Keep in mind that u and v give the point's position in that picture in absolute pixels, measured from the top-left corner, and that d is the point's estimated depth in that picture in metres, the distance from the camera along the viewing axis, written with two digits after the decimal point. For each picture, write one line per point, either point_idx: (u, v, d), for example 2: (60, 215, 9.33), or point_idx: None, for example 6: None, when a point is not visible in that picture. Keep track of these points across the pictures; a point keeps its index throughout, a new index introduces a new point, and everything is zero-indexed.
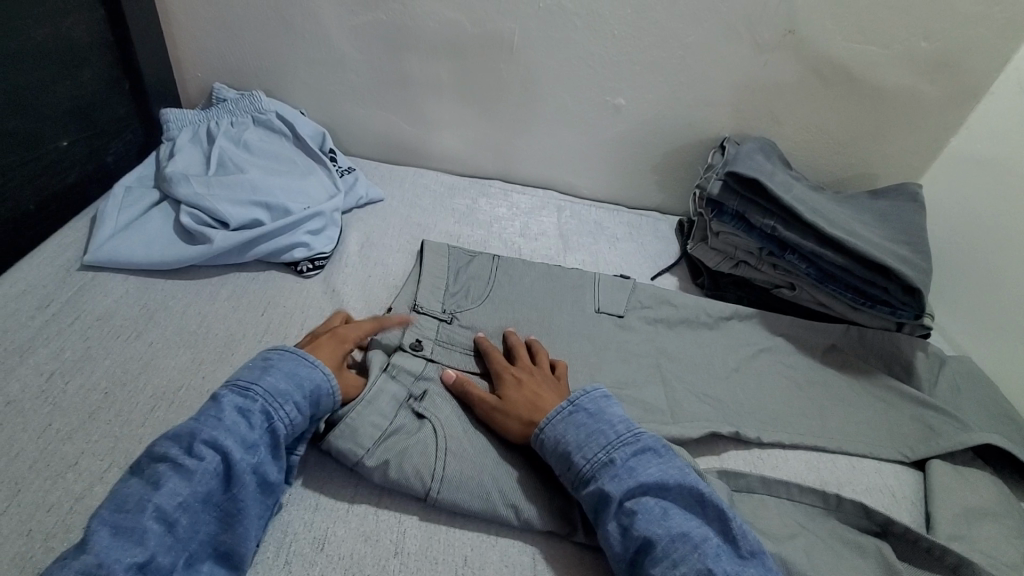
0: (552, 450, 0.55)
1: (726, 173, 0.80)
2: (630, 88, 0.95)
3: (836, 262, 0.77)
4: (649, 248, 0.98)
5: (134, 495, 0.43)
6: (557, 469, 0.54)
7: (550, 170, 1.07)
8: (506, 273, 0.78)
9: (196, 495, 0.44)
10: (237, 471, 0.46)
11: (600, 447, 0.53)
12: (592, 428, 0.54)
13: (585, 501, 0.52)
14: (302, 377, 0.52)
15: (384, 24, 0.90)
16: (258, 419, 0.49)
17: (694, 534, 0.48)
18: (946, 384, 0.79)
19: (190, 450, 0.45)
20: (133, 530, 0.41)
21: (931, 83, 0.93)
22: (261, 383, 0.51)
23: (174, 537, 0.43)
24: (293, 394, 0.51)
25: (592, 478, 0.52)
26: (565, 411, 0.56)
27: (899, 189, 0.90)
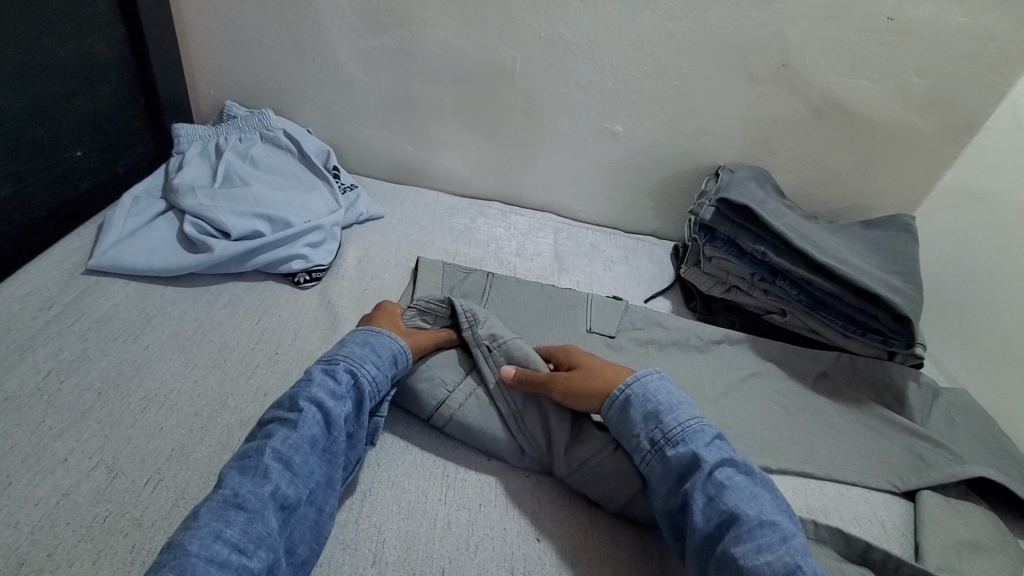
0: (642, 408, 0.57)
1: (718, 200, 0.82)
2: (627, 116, 0.98)
3: (825, 289, 0.77)
4: (644, 272, 0.99)
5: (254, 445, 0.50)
6: (642, 427, 0.56)
7: (549, 193, 1.09)
8: (500, 292, 0.80)
9: (303, 439, 0.51)
10: (334, 417, 0.53)
11: (692, 418, 0.56)
12: (683, 400, 0.58)
13: (670, 462, 0.54)
14: (373, 343, 0.61)
15: (392, 49, 0.94)
16: (345, 377, 0.56)
17: (780, 521, 0.48)
18: (940, 414, 0.78)
19: (293, 407, 0.53)
20: (258, 468, 0.48)
21: (922, 118, 0.95)
22: (342, 353, 0.58)
23: (291, 474, 0.49)
24: (369, 356, 0.59)
25: (682, 441, 0.54)
26: (656, 378, 0.60)
27: (892, 220, 0.91)
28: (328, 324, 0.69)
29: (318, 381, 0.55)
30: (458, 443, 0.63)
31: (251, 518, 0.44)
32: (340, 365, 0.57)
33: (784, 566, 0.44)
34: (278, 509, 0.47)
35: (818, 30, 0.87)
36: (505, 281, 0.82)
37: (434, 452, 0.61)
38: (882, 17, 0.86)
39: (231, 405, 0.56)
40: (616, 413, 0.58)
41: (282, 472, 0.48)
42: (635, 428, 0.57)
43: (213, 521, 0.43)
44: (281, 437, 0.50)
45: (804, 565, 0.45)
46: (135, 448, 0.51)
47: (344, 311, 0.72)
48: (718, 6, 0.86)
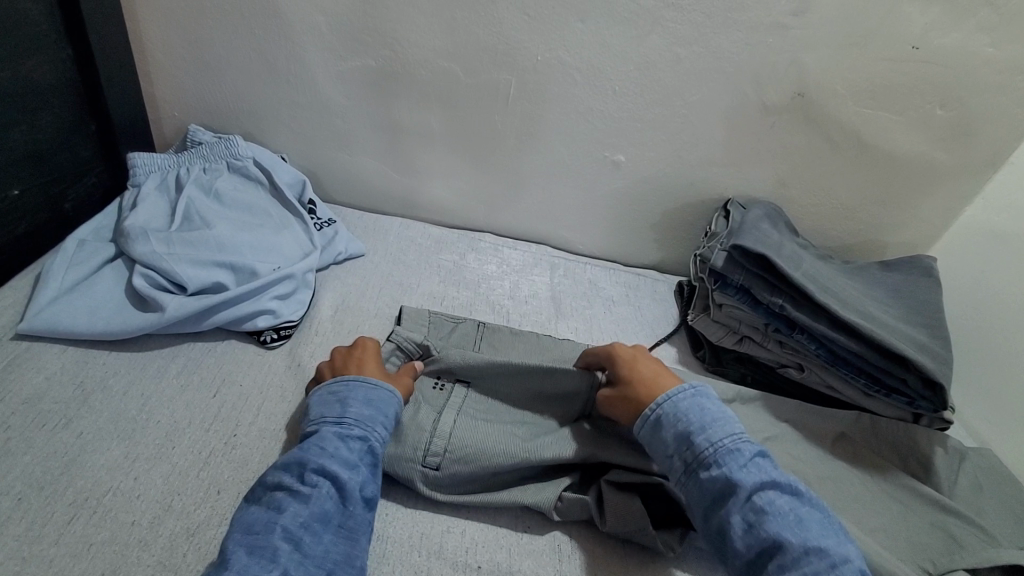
0: (674, 428, 0.54)
1: (731, 246, 0.75)
2: (630, 145, 0.91)
3: (848, 347, 0.71)
4: (647, 315, 0.92)
5: (260, 519, 0.44)
6: (674, 447, 0.54)
7: (545, 224, 1.02)
8: (492, 347, 0.73)
9: (315, 514, 0.45)
10: (348, 488, 0.48)
11: (728, 434, 0.52)
12: (717, 416, 0.54)
13: (703, 485, 0.51)
14: (382, 401, 0.55)
15: (374, 70, 0.86)
16: (357, 441, 0.51)
17: (828, 546, 0.45)
18: (969, 480, 0.72)
19: (302, 475, 0.48)
20: (265, 548, 0.42)
21: (945, 152, 0.88)
22: (350, 412, 0.53)
23: (302, 554, 0.43)
24: (377, 416, 0.54)
25: (715, 464, 0.51)
26: (689, 393, 0.57)
27: (912, 262, 0.85)
28: (296, 394, 0.60)
29: (330, 448, 0.50)
30: (443, 542, 0.55)
31: None
32: (351, 428, 0.52)
33: None
34: None
35: (837, 58, 0.81)
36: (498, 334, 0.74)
37: (416, 558, 0.53)
38: (906, 45, 0.79)
39: (176, 509, 0.48)
40: (649, 433, 0.56)
41: (293, 552, 0.43)
42: (669, 448, 0.54)
43: None
44: (291, 512, 0.45)
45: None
46: (56, 573, 0.43)
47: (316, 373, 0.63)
48: (730, 31, 0.79)
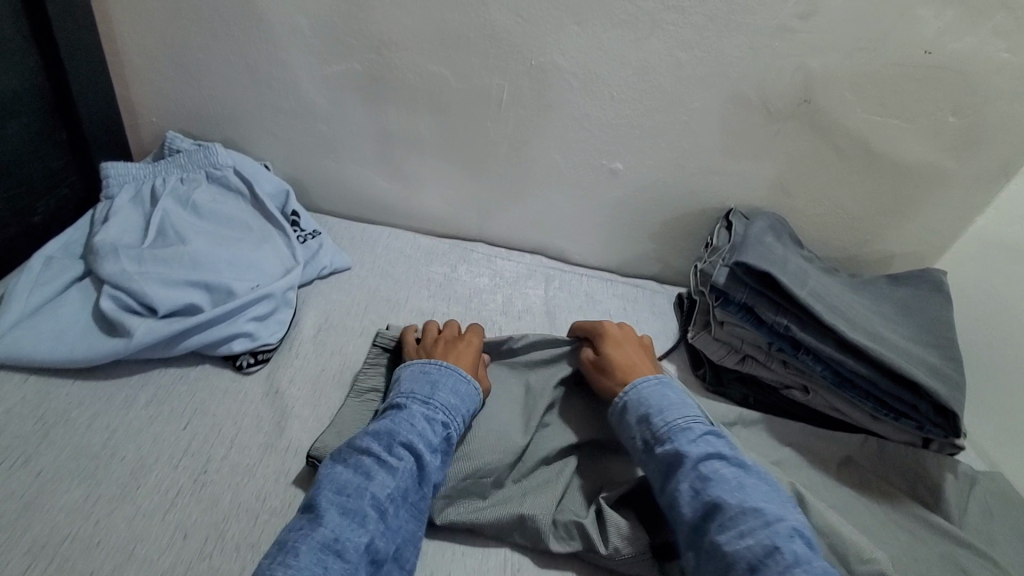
0: (636, 411, 0.60)
1: (733, 263, 0.71)
2: (628, 153, 0.87)
3: (857, 371, 0.67)
4: (645, 330, 0.88)
5: (352, 482, 0.49)
6: (637, 427, 0.59)
7: (539, 234, 0.98)
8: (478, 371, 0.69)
9: (401, 489, 0.50)
10: (427, 471, 0.52)
11: (683, 417, 0.58)
12: (676, 403, 0.60)
13: (658, 459, 0.56)
14: (465, 393, 0.60)
15: (361, 74, 0.82)
16: (441, 426, 0.55)
17: (766, 509, 0.49)
18: (982, 508, 0.68)
19: (391, 448, 0.52)
20: (357, 512, 0.47)
21: (957, 161, 0.84)
22: (437, 397, 0.57)
23: (385, 524, 0.48)
24: (461, 407, 0.58)
25: (669, 440, 0.56)
26: (654, 383, 0.62)
27: (922, 276, 0.82)
28: (272, 425, 0.57)
29: (419, 427, 0.54)
30: None
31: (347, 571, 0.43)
32: (437, 412, 0.56)
33: (763, 548, 0.46)
34: (369, 563, 0.45)
35: (846, 63, 0.77)
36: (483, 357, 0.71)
37: None
38: (919, 50, 0.75)
39: (139, 556, 0.45)
40: (617, 417, 0.62)
41: (378, 521, 0.47)
42: (632, 428, 0.60)
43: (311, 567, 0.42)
44: (380, 482, 0.49)
45: (784, 547, 0.46)
46: None
47: (295, 402, 0.60)
48: (734, 34, 0.75)
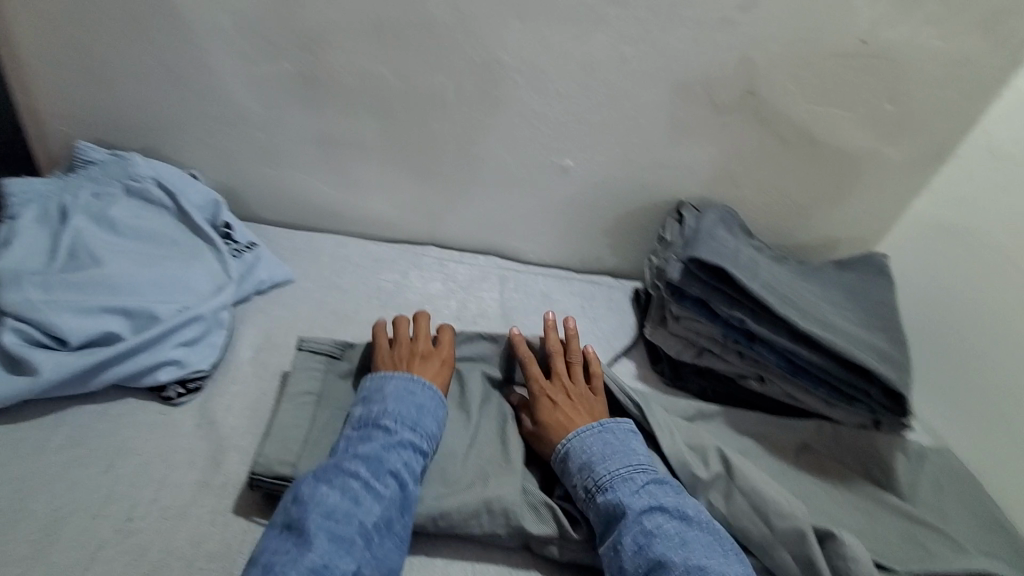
0: (575, 459, 0.60)
1: (687, 258, 0.71)
2: (577, 149, 0.85)
3: (809, 359, 0.68)
4: (604, 327, 0.87)
5: (341, 509, 0.51)
6: (578, 475, 0.60)
7: (492, 234, 0.95)
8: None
9: (387, 517, 0.52)
10: (410, 499, 0.55)
11: (625, 465, 0.59)
12: (617, 448, 0.61)
13: (598, 509, 0.57)
14: (444, 419, 0.63)
15: (294, 74, 0.77)
16: (423, 455, 0.58)
17: (708, 566, 0.52)
18: (928, 483, 0.71)
19: (379, 476, 0.54)
20: (345, 540, 0.50)
21: (894, 147, 0.87)
22: (422, 424, 0.59)
23: (371, 552, 0.50)
24: (438, 434, 0.60)
25: (611, 490, 0.57)
26: (594, 429, 0.62)
27: (865, 261, 0.84)
28: (206, 461, 0.56)
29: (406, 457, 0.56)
30: None
31: None
32: (421, 440, 0.58)
33: None
34: None
35: (788, 53, 0.77)
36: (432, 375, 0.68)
37: None
38: (854, 39, 0.76)
39: None
40: (558, 464, 0.62)
41: (365, 548, 0.50)
42: (573, 476, 0.60)
43: None
44: (368, 510, 0.52)
45: None
46: None
47: (229, 432, 0.59)
48: (677, 27, 0.74)
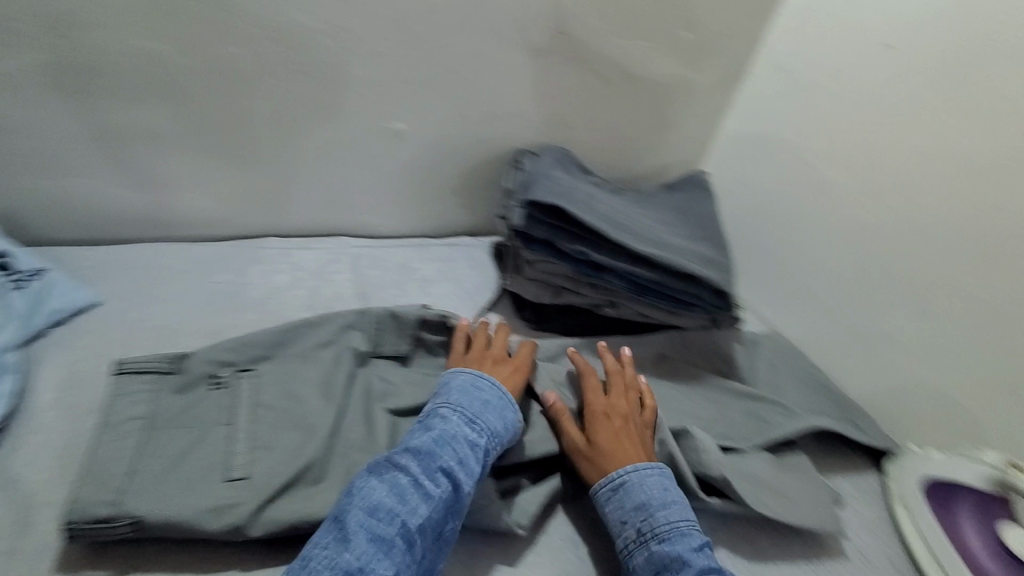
0: (632, 496, 0.58)
1: (526, 202, 0.73)
2: (404, 111, 0.82)
3: (649, 277, 0.74)
4: (467, 288, 0.88)
5: (386, 506, 0.50)
6: (630, 515, 0.57)
7: (336, 214, 0.90)
8: (281, 386, 0.63)
9: (432, 520, 0.51)
10: (460, 501, 0.53)
11: (684, 517, 0.57)
12: (672, 497, 0.58)
13: (652, 557, 0.54)
14: (512, 420, 0.61)
15: (49, 63, 0.66)
16: (482, 452, 0.56)
17: None
18: (763, 365, 0.81)
19: (431, 475, 0.53)
20: (385, 540, 0.49)
21: (698, 72, 0.94)
22: (483, 418, 0.59)
23: (413, 553, 0.49)
24: (504, 433, 0.59)
25: (668, 541, 0.55)
26: (654, 469, 0.60)
27: (688, 181, 0.91)
28: (10, 524, 0.52)
29: (462, 454, 0.55)
30: None
31: None
32: (482, 437, 0.57)
33: None
34: None
35: None
36: (285, 372, 0.64)
37: None
38: None
39: None
40: (606, 494, 0.59)
41: (407, 550, 0.49)
42: (622, 514, 0.57)
43: None
44: (414, 510, 0.51)
45: None
46: None
47: (36, 484, 0.55)
48: None
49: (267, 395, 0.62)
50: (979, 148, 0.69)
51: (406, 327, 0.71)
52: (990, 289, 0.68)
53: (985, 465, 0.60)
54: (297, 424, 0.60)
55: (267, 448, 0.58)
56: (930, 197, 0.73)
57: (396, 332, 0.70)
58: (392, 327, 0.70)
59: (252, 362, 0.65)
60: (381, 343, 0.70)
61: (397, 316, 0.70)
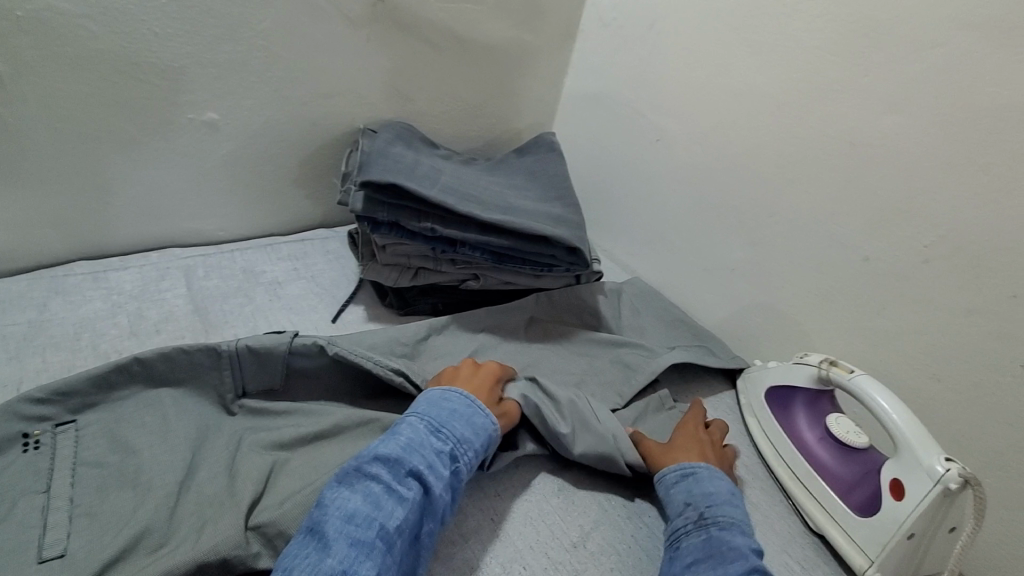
0: (702, 486, 0.55)
1: (361, 185, 0.68)
2: (216, 98, 0.73)
3: (504, 246, 0.73)
4: (323, 283, 0.82)
5: (363, 511, 0.44)
6: (694, 497, 0.54)
7: (158, 224, 0.79)
8: (114, 439, 0.53)
9: (410, 523, 0.46)
10: (435, 503, 0.48)
11: (745, 518, 0.53)
12: (736, 502, 0.54)
13: (705, 538, 0.50)
14: (480, 426, 0.56)
15: None
16: (450, 457, 0.51)
17: None
18: (628, 311, 0.85)
19: (403, 476, 0.48)
20: (366, 544, 0.43)
21: (531, 33, 0.94)
22: (449, 427, 0.53)
23: (392, 559, 0.44)
24: (474, 439, 0.54)
25: (728, 530, 0.51)
26: (717, 474, 0.57)
27: (537, 142, 0.92)
28: None
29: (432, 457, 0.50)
30: None
31: None
32: (448, 442, 0.52)
33: None
34: None
35: None
36: (121, 423, 0.54)
37: None
38: None
39: None
40: (673, 479, 0.57)
41: (386, 554, 0.44)
42: (687, 497, 0.55)
43: None
44: (390, 513, 0.45)
45: None
46: None
47: None
48: None
49: (96, 450, 0.52)
50: (774, 83, 0.75)
51: (273, 361, 0.60)
52: (800, 210, 0.75)
53: (812, 366, 0.67)
54: (133, 472, 0.51)
55: (92, 515, 0.47)
56: (743, 133, 0.79)
57: (261, 368, 0.60)
58: (255, 363, 0.60)
59: (72, 415, 0.54)
60: (246, 381, 0.60)
61: (259, 352, 0.59)
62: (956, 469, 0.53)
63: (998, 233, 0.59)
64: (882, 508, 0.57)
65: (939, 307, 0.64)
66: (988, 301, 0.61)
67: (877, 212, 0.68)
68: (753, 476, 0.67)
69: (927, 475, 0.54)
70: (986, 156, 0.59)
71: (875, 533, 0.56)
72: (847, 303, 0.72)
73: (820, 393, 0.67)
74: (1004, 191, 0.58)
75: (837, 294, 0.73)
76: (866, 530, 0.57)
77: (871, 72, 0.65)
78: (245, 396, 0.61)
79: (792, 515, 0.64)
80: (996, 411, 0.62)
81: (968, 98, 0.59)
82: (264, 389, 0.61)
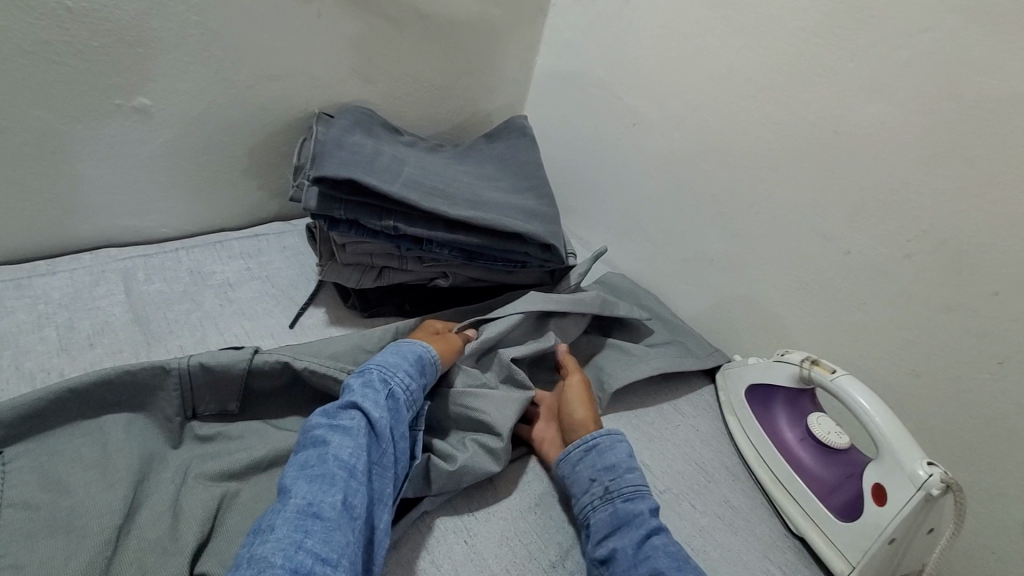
0: (604, 457, 0.57)
1: (315, 181, 0.62)
2: (147, 82, 0.65)
3: (473, 243, 0.68)
4: (279, 283, 0.76)
5: (311, 454, 0.45)
6: (598, 472, 0.56)
7: (90, 221, 0.72)
8: (45, 474, 0.47)
9: (362, 448, 0.47)
10: (383, 427, 0.49)
11: (640, 481, 0.56)
12: (630, 465, 0.57)
13: (611, 512, 0.53)
14: (405, 354, 0.57)
15: None
16: (384, 387, 0.52)
17: None
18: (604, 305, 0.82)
19: (338, 412, 0.49)
20: (325, 476, 0.43)
21: (500, 8, 0.87)
22: (373, 363, 0.55)
23: (357, 483, 0.45)
24: (402, 363, 0.56)
25: (629, 498, 0.54)
26: (613, 439, 0.59)
27: (508, 126, 0.86)
28: None
29: (361, 390, 0.51)
30: None
31: (328, 529, 0.40)
32: (375, 375, 0.53)
33: None
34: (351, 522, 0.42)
35: None
36: (56, 456, 0.48)
37: None
38: None
39: None
40: (580, 452, 0.58)
41: (349, 479, 0.44)
42: (592, 472, 0.56)
43: (291, 534, 0.39)
44: (340, 444, 0.46)
45: None
46: None
47: None
48: None
49: (24, 489, 0.45)
50: (756, 66, 0.71)
51: (228, 378, 0.55)
52: (780, 201, 0.72)
53: (793, 365, 0.65)
54: (63, 514, 0.45)
55: (18, 569, 0.41)
56: (724, 119, 0.76)
57: (213, 390, 0.55)
58: (208, 383, 0.54)
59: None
60: (197, 404, 0.55)
61: (213, 369, 0.54)
62: (938, 474, 0.51)
63: (981, 227, 0.57)
64: (863, 513, 0.56)
65: (918, 304, 0.63)
66: (967, 298, 0.59)
67: (859, 204, 0.65)
68: (733, 477, 0.66)
69: (909, 480, 0.53)
70: (971, 148, 0.56)
71: (856, 537, 0.56)
72: (826, 298, 0.71)
73: (801, 391, 0.66)
74: (988, 185, 0.56)
75: (817, 289, 0.71)
76: (848, 533, 0.56)
77: (857, 56, 0.62)
78: (195, 419, 0.55)
79: (772, 517, 0.63)
80: (972, 408, 0.61)
81: (955, 88, 0.56)
82: (217, 413, 0.56)
